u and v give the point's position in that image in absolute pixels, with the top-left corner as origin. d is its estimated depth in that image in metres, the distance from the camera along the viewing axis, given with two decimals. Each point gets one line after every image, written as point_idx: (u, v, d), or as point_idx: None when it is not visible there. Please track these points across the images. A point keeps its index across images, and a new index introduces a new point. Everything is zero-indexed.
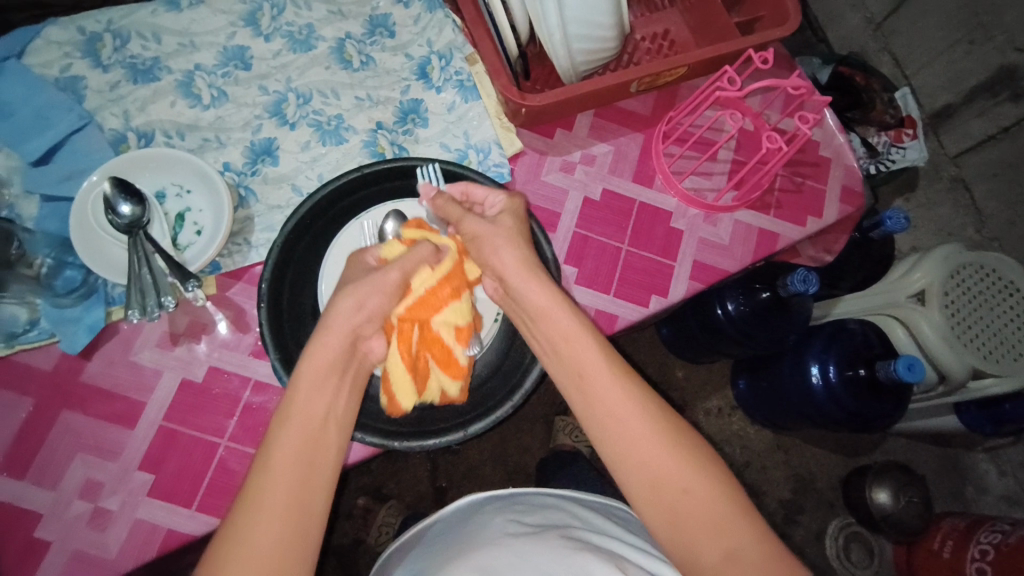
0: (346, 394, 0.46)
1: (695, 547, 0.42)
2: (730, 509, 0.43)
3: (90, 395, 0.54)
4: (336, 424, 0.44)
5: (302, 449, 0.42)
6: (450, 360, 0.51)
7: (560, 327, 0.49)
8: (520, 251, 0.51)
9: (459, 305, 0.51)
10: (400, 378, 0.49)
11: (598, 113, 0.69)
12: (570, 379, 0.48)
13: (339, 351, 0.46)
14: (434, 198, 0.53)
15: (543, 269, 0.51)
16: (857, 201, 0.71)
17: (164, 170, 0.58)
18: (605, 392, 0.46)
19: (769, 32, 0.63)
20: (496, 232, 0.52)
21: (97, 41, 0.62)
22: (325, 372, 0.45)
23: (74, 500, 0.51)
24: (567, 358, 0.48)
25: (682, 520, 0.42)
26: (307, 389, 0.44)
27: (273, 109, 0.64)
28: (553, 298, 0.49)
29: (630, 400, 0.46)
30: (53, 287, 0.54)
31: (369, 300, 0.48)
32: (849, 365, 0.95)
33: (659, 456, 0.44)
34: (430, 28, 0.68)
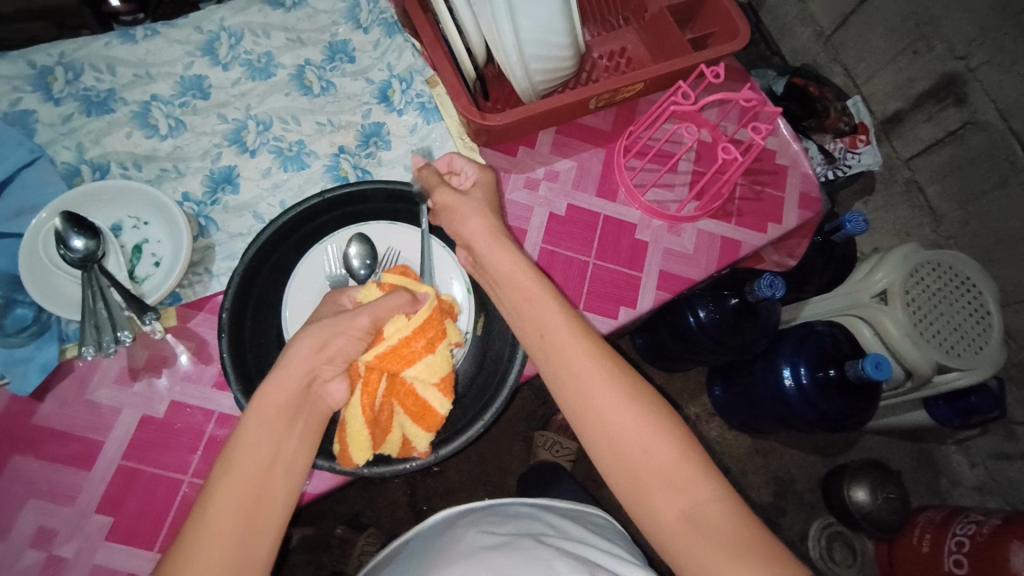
0: (299, 436, 0.44)
1: (653, 504, 0.43)
2: (688, 468, 0.43)
3: (43, 437, 0.52)
4: (285, 464, 0.43)
5: (245, 493, 0.40)
6: (418, 415, 0.50)
7: (522, 289, 0.49)
8: (494, 221, 0.53)
9: (431, 358, 0.50)
10: (359, 430, 0.48)
11: (560, 130, 0.71)
12: (533, 338, 0.48)
13: (295, 389, 0.45)
14: (422, 167, 0.56)
15: (508, 235, 0.53)
16: (815, 207, 0.73)
17: (120, 202, 0.57)
18: (568, 351, 0.47)
19: (720, 47, 0.66)
20: (466, 199, 0.54)
21: (49, 75, 0.61)
22: (278, 416, 0.43)
23: (26, 549, 0.49)
24: (529, 317, 0.49)
25: (639, 476, 0.43)
26: (255, 431, 0.42)
27: (233, 138, 0.63)
28: (518, 264, 0.50)
29: (591, 359, 0.46)
30: (2, 326, 0.52)
31: (333, 341, 0.47)
32: (820, 366, 0.98)
33: (620, 414, 0.45)
34: (391, 52, 0.69)
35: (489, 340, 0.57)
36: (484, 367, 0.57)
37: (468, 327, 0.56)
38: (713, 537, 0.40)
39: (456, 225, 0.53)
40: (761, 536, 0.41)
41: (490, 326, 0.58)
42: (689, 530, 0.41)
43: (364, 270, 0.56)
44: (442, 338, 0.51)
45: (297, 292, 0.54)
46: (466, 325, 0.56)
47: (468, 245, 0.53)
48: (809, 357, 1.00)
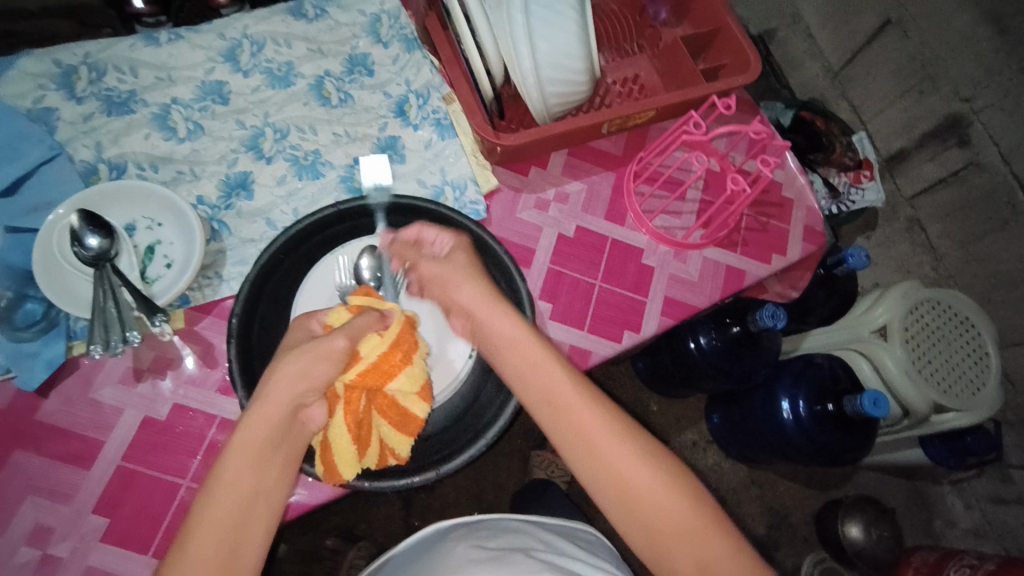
0: (282, 466, 0.42)
1: (671, 562, 0.43)
2: (704, 524, 0.43)
3: (45, 434, 0.52)
4: (266, 496, 0.41)
5: (224, 527, 0.39)
6: (402, 423, 0.51)
7: (526, 356, 0.48)
8: (479, 284, 0.52)
9: (411, 369, 0.51)
10: (344, 447, 0.48)
11: (572, 153, 0.72)
12: (539, 401, 0.47)
13: (279, 418, 0.43)
14: (391, 242, 0.56)
15: (504, 297, 0.52)
16: (819, 241, 0.74)
17: (135, 203, 0.57)
18: (577, 412, 0.46)
19: (731, 79, 0.68)
20: (450, 268, 0.53)
21: (72, 74, 0.62)
22: (260, 449, 0.42)
23: (21, 547, 0.49)
24: (534, 383, 0.47)
25: (657, 537, 0.43)
26: (236, 464, 0.40)
27: (250, 144, 0.64)
28: (517, 329, 0.50)
29: (602, 420, 0.46)
30: (12, 321, 0.53)
31: (313, 369, 0.45)
32: (818, 400, 0.99)
33: (635, 475, 0.44)
34: (409, 68, 0.70)
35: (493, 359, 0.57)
36: (487, 384, 0.57)
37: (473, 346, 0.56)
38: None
39: (447, 289, 0.53)
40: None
41: None
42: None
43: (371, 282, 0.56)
44: (416, 349, 0.52)
45: (306, 303, 0.55)
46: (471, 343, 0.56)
47: (464, 311, 0.53)
48: (808, 389, 1.00)
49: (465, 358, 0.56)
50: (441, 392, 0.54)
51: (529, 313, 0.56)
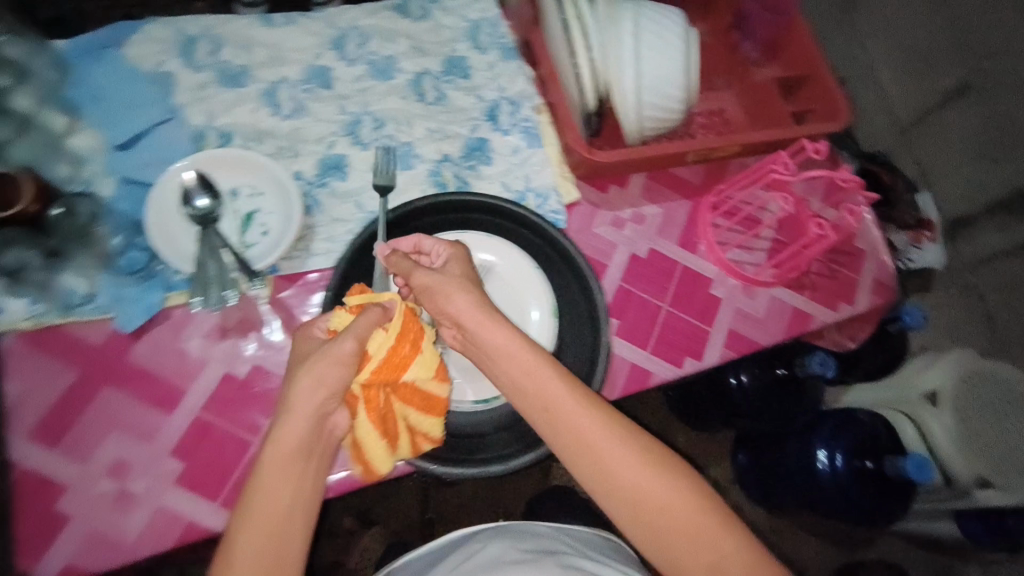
0: (313, 477, 0.45)
1: (680, 564, 0.44)
2: (710, 525, 0.44)
3: (135, 375, 0.56)
4: (303, 505, 0.44)
5: (266, 537, 0.42)
6: (426, 406, 0.52)
7: (521, 362, 0.48)
8: (471, 292, 0.51)
9: (424, 357, 0.50)
10: (376, 445, 0.50)
11: (652, 176, 0.73)
12: (538, 414, 0.47)
13: (304, 431, 0.45)
14: (390, 253, 0.54)
15: (496, 309, 0.50)
16: (888, 295, 0.73)
17: (242, 171, 0.60)
18: (576, 422, 0.46)
19: (821, 125, 0.67)
20: (445, 279, 0.51)
21: (193, 44, 0.65)
22: (290, 458, 0.44)
23: (101, 478, 0.53)
24: (530, 392, 0.48)
25: (663, 538, 0.44)
26: (267, 480, 0.43)
27: (348, 129, 0.66)
28: (510, 337, 0.49)
29: (598, 424, 0.46)
30: (116, 267, 0.57)
31: (327, 376, 0.46)
32: (858, 455, 0.97)
33: (638, 480, 0.45)
34: (505, 75, 0.71)
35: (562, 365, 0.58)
36: None
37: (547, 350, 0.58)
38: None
39: (432, 298, 0.51)
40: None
41: (564, 351, 0.59)
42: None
43: None
44: (423, 335, 0.51)
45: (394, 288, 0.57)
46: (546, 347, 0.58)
47: (453, 321, 0.51)
48: (848, 443, 0.97)
49: None
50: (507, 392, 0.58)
51: (606, 324, 0.58)
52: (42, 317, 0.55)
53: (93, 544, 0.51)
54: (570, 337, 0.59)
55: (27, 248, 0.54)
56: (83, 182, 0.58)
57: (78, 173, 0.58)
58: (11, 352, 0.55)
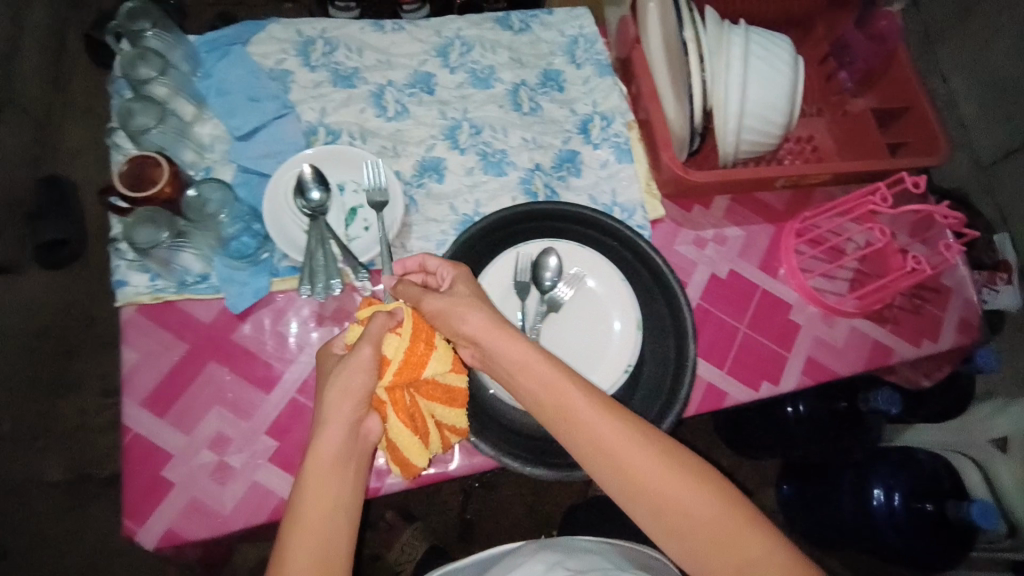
0: (354, 482, 0.46)
1: (705, 562, 0.42)
2: (732, 520, 0.43)
3: (237, 353, 0.59)
4: (346, 510, 0.45)
5: (314, 539, 0.43)
6: (450, 400, 0.52)
7: (535, 367, 0.48)
8: (485, 309, 0.51)
9: (439, 352, 0.51)
10: (413, 442, 0.50)
11: (735, 198, 0.73)
12: (552, 413, 0.47)
13: (342, 440, 0.46)
14: (396, 285, 0.54)
15: (507, 320, 0.50)
16: (973, 335, 0.72)
17: (348, 167, 0.63)
18: (588, 419, 0.46)
19: (916, 159, 0.67)
20: (454, 301, 0.51)
21: (310, 45, 0.69)
22: (331, 464, 0.45)
23: (202, 450, 0.56)
24: (544, 396, 0.47)
25: (693, 544, 0.43)
26: (312, 483, 0.44)
27: (447, 133, 0.69)
28: (522, 345, 0.49)
29: (617, 429, 0.46)
30: (227, 249, 0.60)
31: (353, 385, 0.47)
32: (916, 497, 0.94)
33: (656, 476, 0.44)
34: (598, 91, 0.73)
35: (643, 376, 0.59)
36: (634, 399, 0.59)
37: (631, 361, 0.57)
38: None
39: (445, 322, 0.51)
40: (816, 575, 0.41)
41: (646, 362, 0.59)
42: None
43: (550, 282, 0.59)
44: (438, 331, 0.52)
45: (487, 289, 0.58)
46: (629, 358, 0.58)
47: (467, 339, 0.50)
48: (906, 484, 0.96)
49: (621, 373, 0.57)
50: None
51: (693, 338, 0.59)
52: (161, 292, 0.59)
53: (192, 512, 0.53)
54: (653, 350, 0.60)
55: (158, 227, 0.55)
56: (204, 169, 0.63)
57: (201, 160, 0.63)
58: (130, 324, 0.59)
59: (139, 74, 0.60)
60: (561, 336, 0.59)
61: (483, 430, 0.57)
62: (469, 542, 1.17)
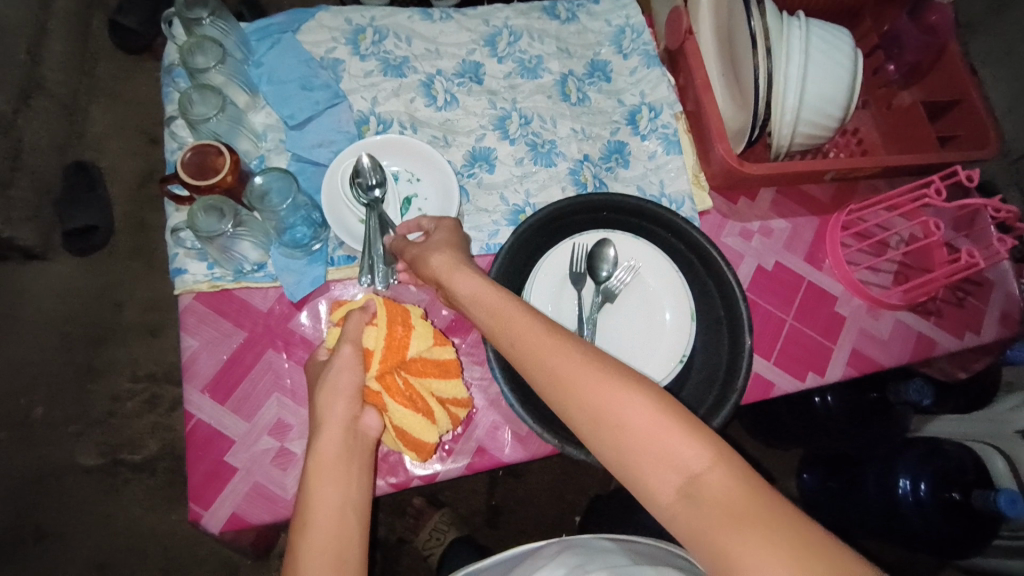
0: (356, 476, 0.46)
1: (644, 480, 0.37)
2: (671, 429, 0.37)
3: (295, 341, 0.60)
4: (354, 506, 0.44)
5: (337, 528, 0.42)
6: (442, 372, 0.57)
7: (492, 301, 0.46)
8: (452, 254, 0.52)
9: (418, 330, 0.55)
10: (420, 421, 0.53)
11: (781, 190, 0.73)
12: (495, 331, 0.45)
13: (342, 436, 0.47)
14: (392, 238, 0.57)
15: (471, 261, 0.51)
16: (1015, 328, 0.72)
17: (402, 158, 0.64)
18: (526, 334, 0.43)
19: (969, 153, 0.67)
20: (425, 246, 0.54)
21: (360, 33, 0.69)
22: (333, 461, 0.46)
23: (263, 436, 0.56)
24: (500, 326, 0.45)
25: (651, 481, 0.37)
26: (318, 482, 0.44)
27: (497, 123, 0.69)
28: (479, 282, 0.48)
29: (572, 355, 0.41)
30: (282, 239, 0.60)
31: (342, 381, 0.50)
32: (944, 487, 0.93)
33: (591, 386, 0.40)
34: (646, 82, 0.73)
35: (694, 365, 0.60)
36: (686, 390, 0.60)
37: (685, 352, 0.58)
38: (712, 509, 0.34)
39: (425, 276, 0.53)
40: (767, 491, 0.34)
41: (697, 352, 0.61)
42: (687, 506, 0.35)
43: (605, 273, 0.59)
44: (406, 311, 0.56)
45: (543, 279, 0.59)
46: (684, 349, 0.58)
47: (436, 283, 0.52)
48: (933, 473, 0.95)
49: (676, 363, 0.57)
50: None
51: (749, 330, 0.58)
52: (218, 280, 0.60)
53: (255, 496, 0.55)
54: (705, 341, 0.61)
55: (222, 216, 0.55)
56: (259, 158, 0.64)
57: (255, 149, 0.64)
58: (189, 312, 0.59)
59: (196, 63, 0.60)
60: (615, 327, 0.60)
61: (546, 426, 0.54)
62: (495, 527, 1.18)
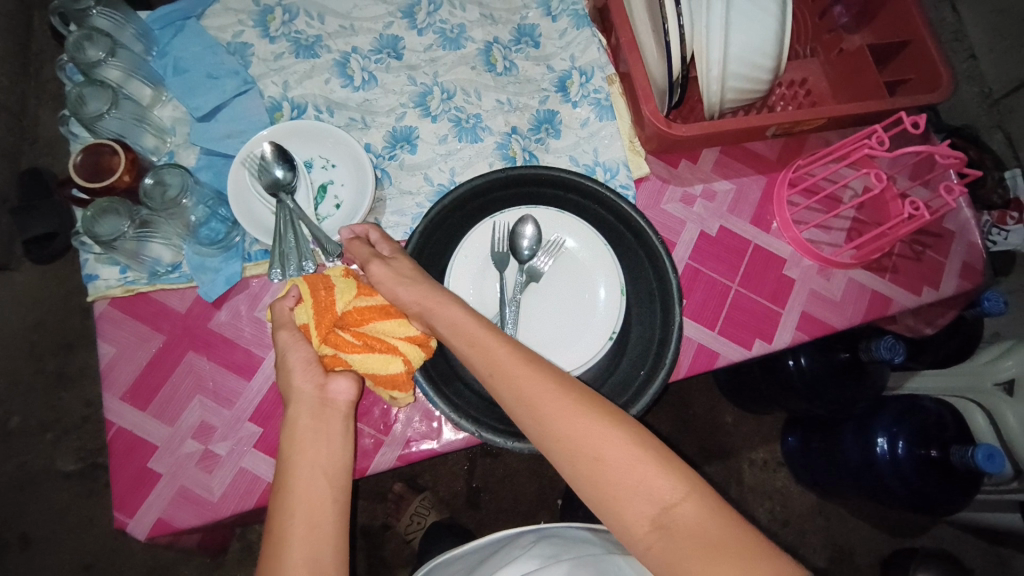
0: (333, 448, 0.48)
1: (618, 511, 0.41)
2: (649, 466, 0.42)
3: (216, 342, 0.58)
4: (330, 475, 0.46)
5: (309, 506, 0.44)
6: (384, 312, 0.52)
7: (466, 329, 0.48)
8: (421, 282, 0.52)
9: (342, 282, 0.52)
10: (380, 359, 0.50)
11: (724, 150, 0.70)
12: (476, 363, 0.47)
13: (312, 408, 0.48)
14: (351, 240, 0.55)
15: (444, 291, 0.51)
16: (977, 279, 0.69)
17: (318, 144, 0.62)
18: (511, 367, 0.46)
19: (920, 96, 0.63)
20: (392, 273, 0.52)
21: (268, 14, 0.66)
22: (311, 429, 0.48)
23: (187, 439, 0.55)
24: (477, 355, 0.47)
25: (625, 509, 0.41)
26: (295, 453, 0.46)
27: (418, 100, 0.66)
28: (454, 312, 0.49)
29: (551, 384, 0.45)
30: (198, 236, 0.59)
31: (301, 359, 0.50)
32: (921, 443, 0.90)
33: (572, 422, 0.43)
34: (576, 44, 0.69)
35: (630, 340, 0.58)
36: (620, 366, 0.57)
37: (615, 328, 0.55)
38: (682, 540, 0.39)
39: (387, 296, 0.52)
40: (732, 525, 0.39)
41: (632, 326, 0.58)
42: (662, 537, 0.39)
43: (528, 251, 0.57)
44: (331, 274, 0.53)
45: (463, 261, 0.57)
46: (613, 325, 0.55)
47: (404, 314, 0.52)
48: (911, 430, 0.92)
49: (605, 341, 0.55)
50: (575, 368, 0.55)
51: (677, 301, 0.57)
52: (132, 284, 0.58)
53: (181, 500, 0.53)
54: (639, 314, 0.58)
55: (119, 217, 0.53)
56: (168, 154, 0.62)
57: (163, 145, 0.62)
58: (104, 318, 0.58)
59: (87, 57, 0.57)
60: (543, 304, 0.58)
61: (462, 412, 0.53)
62: (476, 507, 1.18)
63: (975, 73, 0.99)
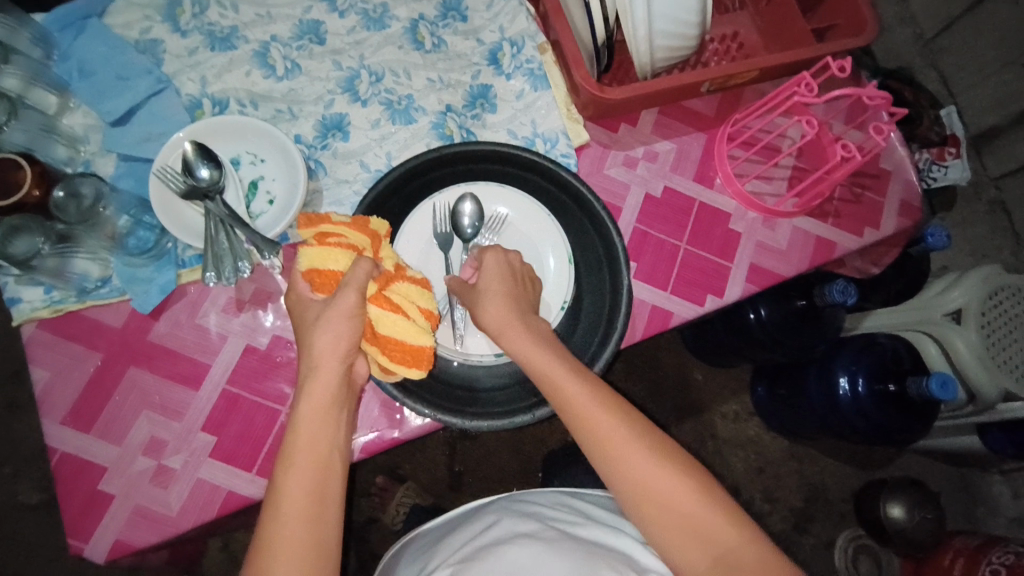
0: (343, 426, 0.46)
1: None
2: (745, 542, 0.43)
3: (158, 354, 0.56)
4: (340, 451, 0.45)
5: (314, 482, 0.43)
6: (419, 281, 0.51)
7: (559, 386, 0.47)
8: (506, 283, 0.52)
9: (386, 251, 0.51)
10: (411, 329, 0.48)
11: (663, 110, 0.70)
12: (578, 430, 0.47)
13: (337, 384, 0.46)
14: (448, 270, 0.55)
15: (533, 322, 0.51)
16: (915, 216, 0.71)
17: (243, 138, 0.59)
18: (606, 429, 0.46)
19: (846, 40, 0.63)
20: (482, 289, 0.52)
21: (177, 6, 0.62)
22: (324, 406, 0.45)
23: (138, 457, 0.53)
24: (570, 410, 0.47)
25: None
26: (309, 427, 0.44)
27: (346, 85, 0.64)
28: (548, 360, 0.48)
29: (643, 450, 0.46)
30: (126, 247, 0.56)
31: (345, 331, 0.47)
32: (879, 379, 0.93)
33: (667, 492, 0.44)
34: (504, 14, 0.67)
35: (582, 309, 0.57)
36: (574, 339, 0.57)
37: (565, 298, 0.56)
38: None
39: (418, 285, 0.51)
40: None
41: (584, 296, 0.58)
42: None
43: (471, 230, 0.57)
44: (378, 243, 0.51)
45: (405, 248, 0.56)
46: (564, 295, 0.56)
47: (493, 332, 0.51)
48: (869, 367, 0.95)
49: (557, 312, 0.56)
50: None
51: (625, 265, 0.57)
52: (60, 304, 0.55)
53: (138, 519, 0.52)
54: (589, 283, 0.58)
55: None
56: (83, 163, 0.58)
57: (77, 154, 0.58)
58: (35, 342, 0.55)
59: None
60: None
61: (415, 395, 0.52)
62: (460, 491, 1.18)
63: (907, 13, 1.01)
